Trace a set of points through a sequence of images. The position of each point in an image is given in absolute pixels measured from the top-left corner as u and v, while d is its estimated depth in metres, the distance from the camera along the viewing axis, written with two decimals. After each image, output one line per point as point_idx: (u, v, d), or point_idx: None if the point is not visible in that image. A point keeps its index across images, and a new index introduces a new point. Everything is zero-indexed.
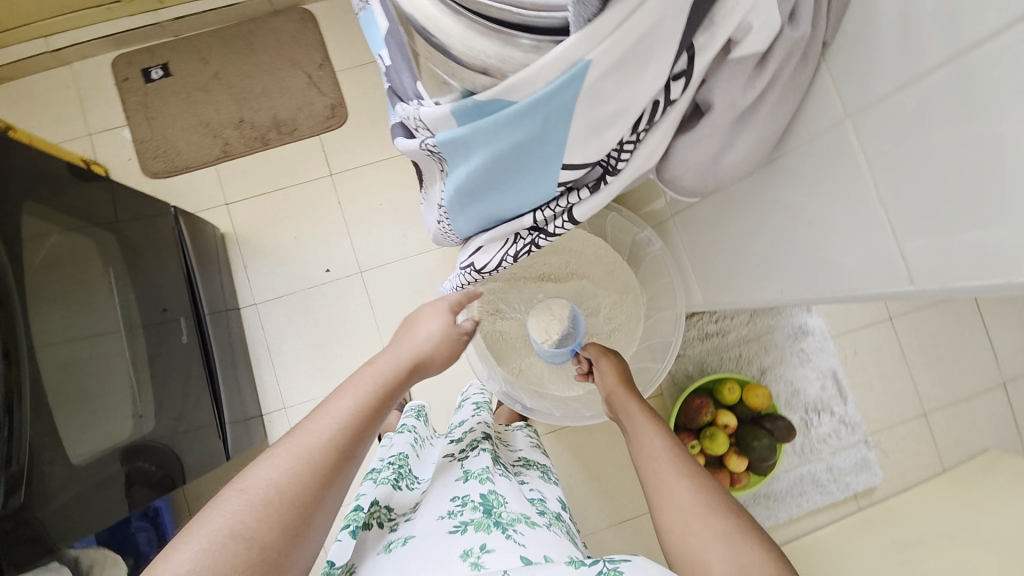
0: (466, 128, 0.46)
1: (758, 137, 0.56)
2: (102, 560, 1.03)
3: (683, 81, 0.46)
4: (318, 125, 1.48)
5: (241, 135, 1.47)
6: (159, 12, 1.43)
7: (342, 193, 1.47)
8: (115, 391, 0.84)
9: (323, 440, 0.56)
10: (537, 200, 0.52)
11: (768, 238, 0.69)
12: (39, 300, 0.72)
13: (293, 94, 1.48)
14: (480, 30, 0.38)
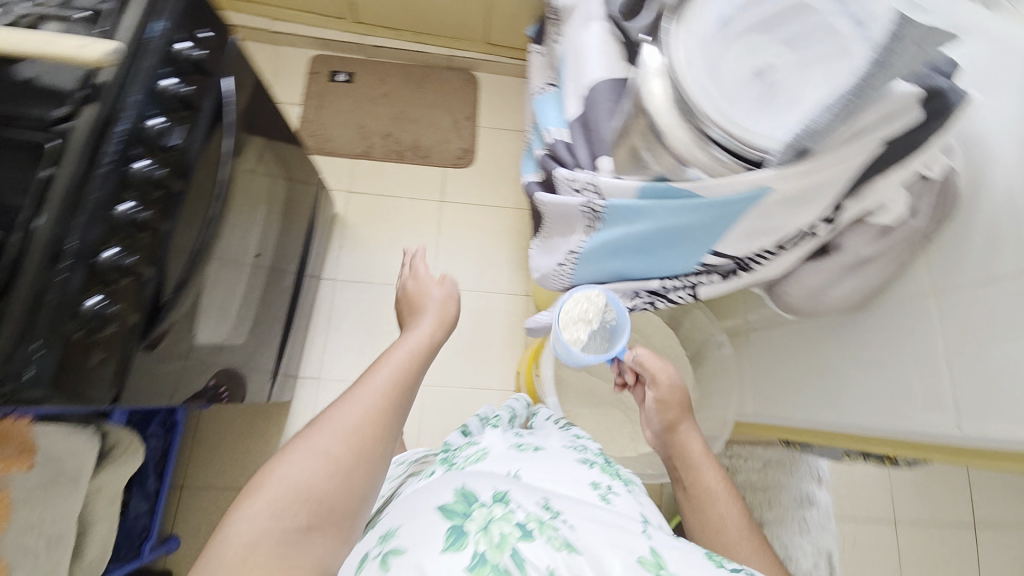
0: (646, 202, 0.72)
1: (860, 286, 0.74)
2: (126, 444, 1.04)
3: (829, 224, 0.69)
4: (448, 160, 1.72)
5: (385, 144, 1.71)
6: (365, 37, 1.78)
7: (444, 219, 1.67)
8: (230, 309, 0.94)
9: (376, 392, 0.65)
10: (676, 270, 0.78)
11: (835, 371, 0.83)
12: (228, 214, 0.85)
13: (439, 130, 1.74)
14: (707, 150, 0.66)
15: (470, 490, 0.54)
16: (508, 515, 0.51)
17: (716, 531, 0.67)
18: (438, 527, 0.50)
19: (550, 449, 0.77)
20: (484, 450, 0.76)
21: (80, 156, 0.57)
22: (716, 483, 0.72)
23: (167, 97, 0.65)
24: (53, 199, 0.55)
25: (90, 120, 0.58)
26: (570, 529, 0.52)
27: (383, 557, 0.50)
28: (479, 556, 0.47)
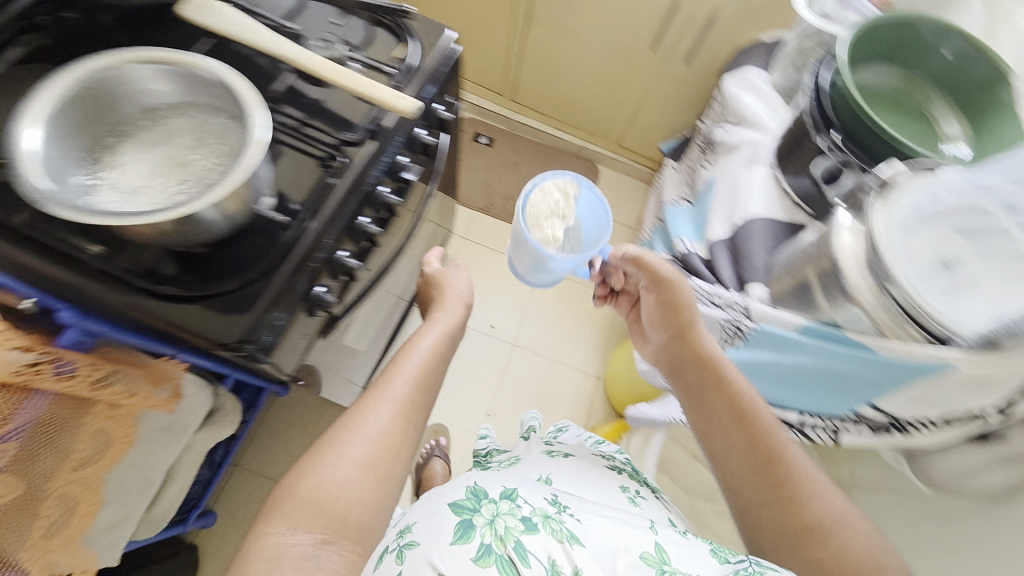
0: (813, 340, 0.81)
1: (1006, 480, 0.75)
2: (224, 412, 1.06)
3: (1002, 416, 0.73)
4: None
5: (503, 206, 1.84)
6: (513, 114, 1.89)
7: (538, 286, 1.75)
8: (363, 329, 1.01)
9: (388, 408, 0.66)
10: (825, 410, 0.86)
11: (953, 561, 0.80)
12: (400, 252, 0.96)
13: None
14: (900, 323, 0.71)
15: (477, 487, 0.70)
16: (513, 510, 0.67)
17: (740, 452, 0.70)
18: (449, 521, 0.65)
19: (580, 454, 0.91)
20: (518, 458, 0.96)
21: (357, 176, 0.69)
22: (735, 401, 0.74)
23: (415, 141, 0.80)
24: (330, 206, 0.67)
25: (369, 151, 0.71)
26: (575, 523, 0.67)
27: (397, 552, 0.65)
28: (486, 549, 0.62)
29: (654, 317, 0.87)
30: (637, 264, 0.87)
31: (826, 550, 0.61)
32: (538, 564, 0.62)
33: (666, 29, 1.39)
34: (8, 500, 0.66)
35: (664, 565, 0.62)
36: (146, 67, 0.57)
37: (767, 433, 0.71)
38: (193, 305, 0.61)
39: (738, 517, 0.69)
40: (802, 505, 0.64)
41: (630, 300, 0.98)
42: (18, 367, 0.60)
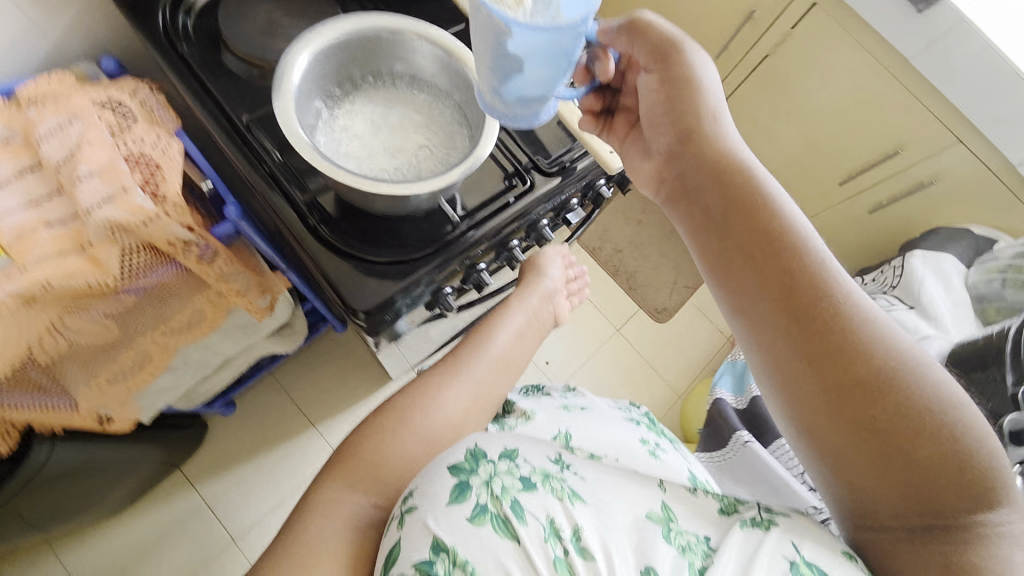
0: None
1: None
2: (291, 331, 1.09)
3: None
4: (646, 307, 1.73)
5: (609, 255, 1.76)
6: None
7: (607, 347, 1.66)
8: (446, 330, 1.00)
9: (456, 397, 0.63)
10: None
11: None
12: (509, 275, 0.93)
13: (658, 277, 1.77)
14: None
15: (477, 446, 0.53)
16: (512, 469, 0.53)
17: (771, 306, 0.48)
18: (444, 482, 0.49)
19: (597, 408, 0.78)
20: (533, 411, 0.76)
21: (531, 206, 0.69)
22: (770, 234, 0.49)
23: (592, 189, 0.78)
24: (497, 223, 0.67)
25: (552, 185, 0.70)
26: (578, 481, 0.55)
27: (399, 515, 0.49)
28: (481, 507, 0.48)
29: (657, 109, 0.57)
30: (637, 33, 0.56)
31: (884, 415, 0.43)
32: (536, 524, 0.49)
33: (866, 170, 1.30)
34: (102, 341, 0.69)
35: (672, 525, 0.52)
36: (421, 39, 0.57)
37: (815, 282, 0.46)
38: (345, 260, 0.61)
39: (761, 374, 0.50)
40: (861, 366, 0.44)
41: (630, 117, 0.63)
42: (175, 239, 0.61)
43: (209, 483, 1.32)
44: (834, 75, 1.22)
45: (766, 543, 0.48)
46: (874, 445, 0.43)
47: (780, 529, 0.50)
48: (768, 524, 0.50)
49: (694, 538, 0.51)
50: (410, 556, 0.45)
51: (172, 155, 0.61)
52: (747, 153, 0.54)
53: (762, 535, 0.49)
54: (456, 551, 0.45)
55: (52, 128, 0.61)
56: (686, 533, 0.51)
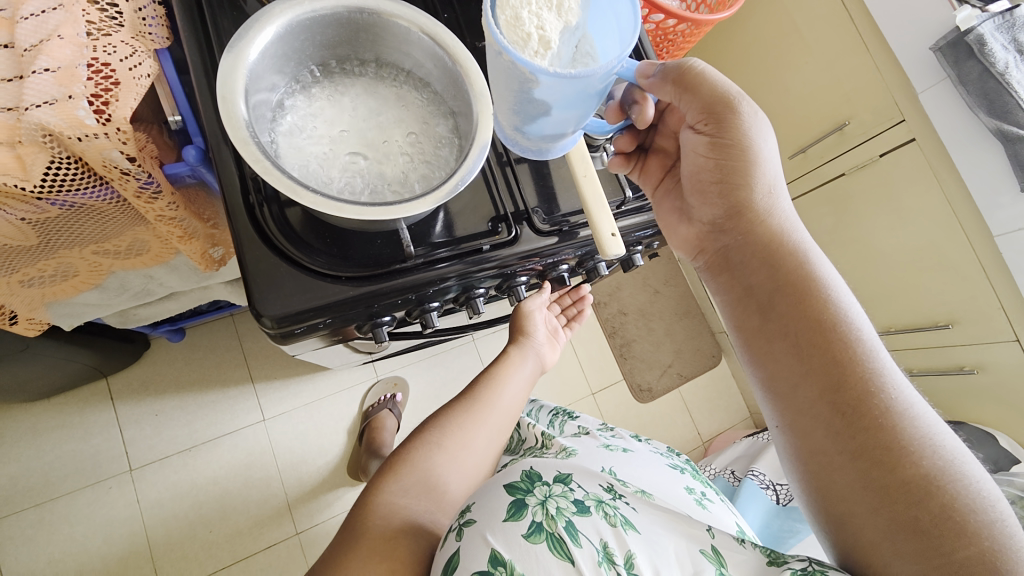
0: None
1: None
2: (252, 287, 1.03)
3: None
4: (631, 382, 1.60)
5: (611, 316, 1.64)
6: None
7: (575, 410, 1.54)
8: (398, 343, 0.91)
9: (482, 433, 0.64)
10: None
11: None
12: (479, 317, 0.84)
13: (655, 357, 1.65)
14: None
15: (532, 470, 0.60)
16: (565, 493, 0.57)
17: (814, 398, 0.48)
18: (501, 499, 0.55)
19: (639, 453, 0.78)
20: (572, 448, 0.74)
21: (509, 260, 0.60)
22: (821, 322, 0.48)
23: (590, 259, 0.68)
24: (460, 267, 0.58)
25: (539, 245, 0.61)
26: (631, 510, 0.57)
27: (455, 527, 0.53)
28: (538, 525, 0.52)
29: (704, 175, 0.52)
30: (688, 87, 0.47)
31: (929, 512, 0.43)
32: (589, 547, 0.52)
33: (906, 331, 1.20)
34: (21, 245, 0.63)
35: (722, 568, 0.52)
36: (421, 37, 0.49)
37: (864, 377, 0.46)
38: (267, 250, 0.52)
39: (798, 455, 0.51)
40: (906, 468, 0.44)
41: (665, 160, 0.59)
42: (111, 164, 0.55)
43: (130, 403, 1.27)
44: (907, 223, 1.10)
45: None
46: (921, 544, 0.43)
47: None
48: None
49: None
50: (468, 565, 0.49)
51: (139, 77, 0.55)
52: (803, 231, 0.52)
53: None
54: (513, 565, 0.49)
55: (35, 12, 0.54)
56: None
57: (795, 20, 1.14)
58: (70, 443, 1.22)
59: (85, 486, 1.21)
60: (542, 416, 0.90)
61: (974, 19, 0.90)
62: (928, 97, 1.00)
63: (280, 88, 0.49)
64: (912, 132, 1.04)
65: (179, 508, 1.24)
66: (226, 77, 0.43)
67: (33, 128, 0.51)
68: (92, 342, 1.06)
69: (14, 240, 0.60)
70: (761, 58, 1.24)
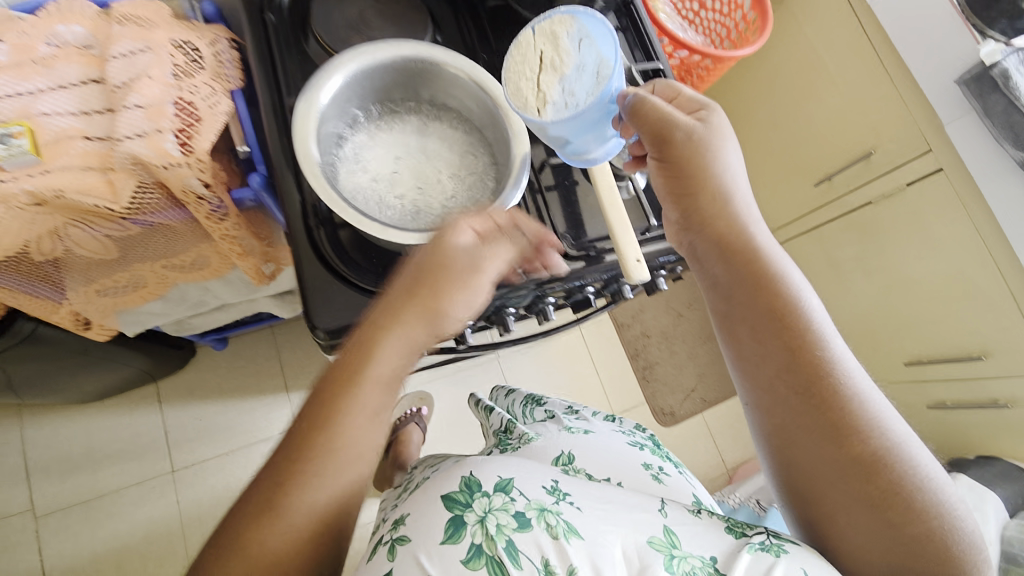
0: None
1: None
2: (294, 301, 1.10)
3: None
4: (654, 405, 1.60)
5: (634, 338, 1.66)
6: None
7: None
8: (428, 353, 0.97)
9: None
10: None
11: None
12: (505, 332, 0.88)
13: (678, 381, 1.65)
14: None
15: (472, 476, 0.53)
16: (507, 505, 0.51)
17: (774, 381, 0.50)
18: (439, 515, 0.51)
19: (601, 434, 0.80)
20: (534, 436, 0.78)
21: (538, 282, 0.64)
22: (779, 311, 0.50)
23: (614, 282, 0.71)
24: (492, 287, 0.62)
25: (567, 268, 0.65)
26: (575, 513, 0.53)
27: (390, 544, 0.52)
28: (476, 549, 0.48)
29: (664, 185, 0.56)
30: (637, 120, 0.53)
31: (889, 491, 0.46)
32: (530, 567, 0.49)
33: (937, 362, 1.17)
34: (102, 258, 0.71)
35: (675, 551, 0.51)
36: (468, 83, 0.55)
37: (820, 363, 0.48)
38: (322, 269, 0.58)
39: (778, 446, 0.51)
40: (858, 447, 0.47)
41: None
42: (189, 190, 0.62)
43: (174, 407, 1.35)
44: (935, 252, 1.09)
45: (778, 569, 0.48)
46: (880, 521, 0.46)
47: (789, 557, 0.49)
48: (776, 551, 0.50)
49: (700, 561, 0.51)
50: None
51: (217, 113, 0.62)
52: (762, 224, 0.54)
53: (772, 562, 0.49)
54: None
55: (125, 52, 0.61)
56: (691, 558, 0.51)
57: (820, 53, 1.17)
58: (120, 443, 1.30)
59: (130, 485, 1.28)
60: (516, 405, 0.96)
61: (998, 53, 0.93)
62: (954, 129, 1.00)
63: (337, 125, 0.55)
64: (940, 162, 1.04)
65: (214, 510, 1.30)
66: (301, 120, 0.50)
67: (126, 157, 0.59)
68: (147, 348, 1.14)
69: (98, 255, 0.68)
70: (785, 89, 1.26)
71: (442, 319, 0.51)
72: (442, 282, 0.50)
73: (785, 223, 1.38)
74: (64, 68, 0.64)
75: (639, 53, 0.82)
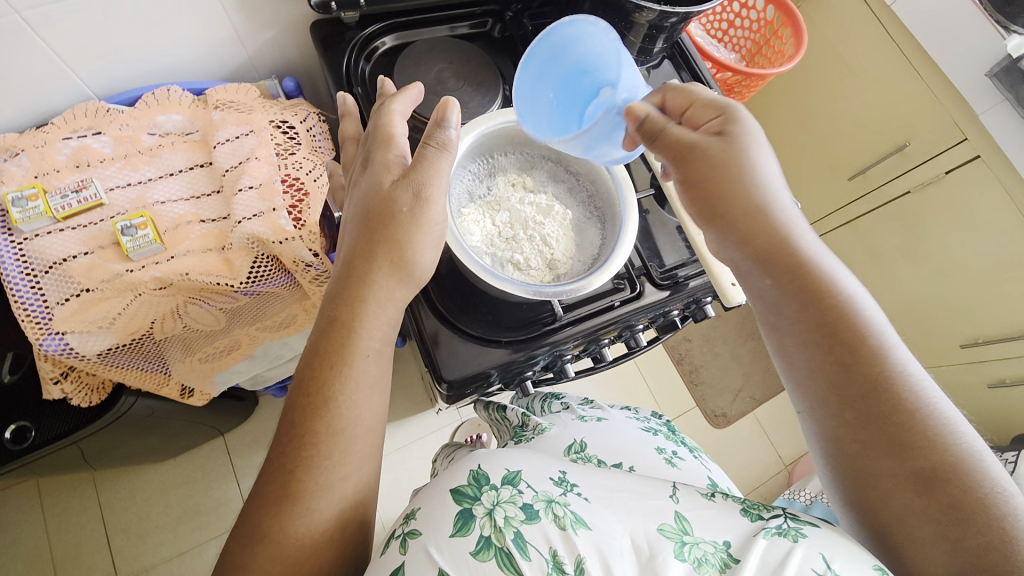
0: None
1: None
2: None
3: None
4: (705, 408, 1.62)
5: (677, 344, 1.69)
6: None
7: None
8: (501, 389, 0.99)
9: None
10: None
11: None
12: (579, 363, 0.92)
13: (724, 381, 1.67)
14: None
15: (480, 468, 0.45)
16: (514, 497, 0.42)
17: (825, 391, 0.43)
18: (445, 509, 0.42)
19: (616, 421, 0.67)
20: (546, 423, 0.65)
21: (636, 313, 0.67)
22: (830, 307, 0.43)
23: (696, 303, 0.73)
24: (595, 325, 0.65)
25: (659, 299, 0.68)
26: (585, 503, 0.43)
27: (399, 538, 0.43)
28: (485, 539, 0.40)
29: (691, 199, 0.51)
30: (653, 140, 0.50)
31: (947, 498, 0.37)
32: (541, 561, 0.39)
33: (995, 341, 1.19)
34: (207, 330, 0.73)
35: (685, 537, 0.41)
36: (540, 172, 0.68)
37: (877, 365, 0.41)
38: (441, 323, 0.62)
39: (826, 440, 0.43)
40: (923, 453, 0.38)
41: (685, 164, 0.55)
42: (299, 260, 0.67)
43: (245, 457, 1.38)
44: (981, 234, 1.12)
45: (798, 559, 0.38)
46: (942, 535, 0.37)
47: (809, 542, 0.39)
48: (796, 535, 0.40)
49: (714, 547, 0.41)
50: None
51: (320, 186, 0.68)
52: (790, 198, 0.48)
53: (789, 549, 0.39)
54: None
55: (230, 137, 0.68)
56: (702, 543, 0.41)
57: (841, 54, 1.23)
58: (195, 497, 1.33)
59: (208, 539, 1.30)
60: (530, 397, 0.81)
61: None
62: (989, 117, 1.04)
63: (466, 184, 0.64)
64: (977, 150, 1.07)
65: None
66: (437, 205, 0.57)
67: (244, 237, 0.64)
68: (223, 405, 1.17)
69: (207, 326, 0.71)
70: (809, 92, 1.32)
71: (414, 274, 0.49)
72: (395, 235, 0.47)
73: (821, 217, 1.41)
74: (170, 155, 0.69)
75: (687, 73, 0.84)
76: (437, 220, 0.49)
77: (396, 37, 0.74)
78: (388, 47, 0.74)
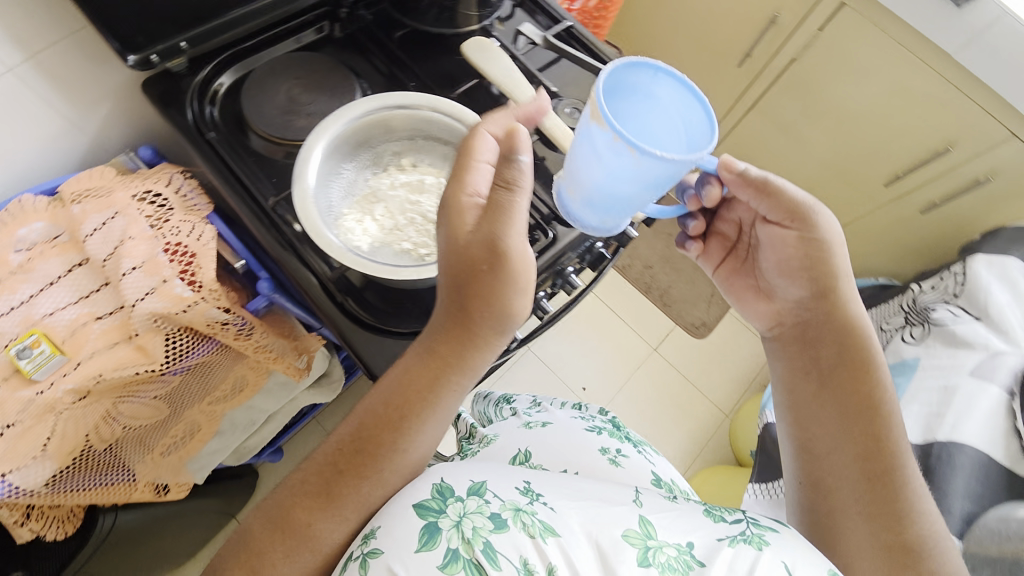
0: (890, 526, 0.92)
1: None
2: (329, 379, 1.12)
3: None
4: (683, 323, 1.66)
5: (640, 274, 1.71)
6: None
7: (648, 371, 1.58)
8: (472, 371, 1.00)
9: None
10: None
11: None
12: None
13: (693, 292, 1.70)
14: None
15: (444, 482, 0.49)
16: (482, 507, 0.47)
17: (848, 460, 0.56)
18: (411, 524, 0.45)
19: (562, 422, 0.69)
20: (493, 434, 0.69)
21: (556, 258, 0.68)
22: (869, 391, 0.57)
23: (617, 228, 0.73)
24: None
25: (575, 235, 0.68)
26: (551, 512, 0.47)
27: (359, 558, 0.44)
28: (453, 553, 0.43)
29: (792, 262, 0.61)
30: (766, 192, 0.58)
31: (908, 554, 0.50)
32: (510, 568, 0.43)
33: (913, 170, 1.23)
34: (153, 424, 0.70)
35: (650, 543, 0.45)
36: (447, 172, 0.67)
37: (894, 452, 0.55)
38: (364, 331, 0.61)
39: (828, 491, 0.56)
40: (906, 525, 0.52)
41: (726, 242, 0.69)
42: (213, 321, 0.65)
43: None
44: (866, 76, 1.16)
45: (762, 564, 0.44)
46: None
47: (772, 549, 0.46)
48: (759, 542, 0.46)
49: (676, 550, 0.45)
50: None
51: (206, 242, 0.66)
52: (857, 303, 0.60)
53: (755, 556, 0.45)
54: None
55: (97, 226, 0.64)
56: (666, 547, 0.45)
57: None
58: None
59: None
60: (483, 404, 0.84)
61: None
62: None
63: (342, 185, 0.64)
64: None
65: None
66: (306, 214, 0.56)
67: (145, 317, 0.62)
68: (220, 489, 1.14)
69: (150, 418, 0.68)
70: None
71: (511, 320, 0.50)
72: (481, 287, 0.48)
73: (727, 108, 1.43)
74: (43, 265, 0.65)
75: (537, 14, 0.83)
76: (522, 254, 0.49)
77: (233, 73, 0.71)
78: (228, 86, 0.71)
